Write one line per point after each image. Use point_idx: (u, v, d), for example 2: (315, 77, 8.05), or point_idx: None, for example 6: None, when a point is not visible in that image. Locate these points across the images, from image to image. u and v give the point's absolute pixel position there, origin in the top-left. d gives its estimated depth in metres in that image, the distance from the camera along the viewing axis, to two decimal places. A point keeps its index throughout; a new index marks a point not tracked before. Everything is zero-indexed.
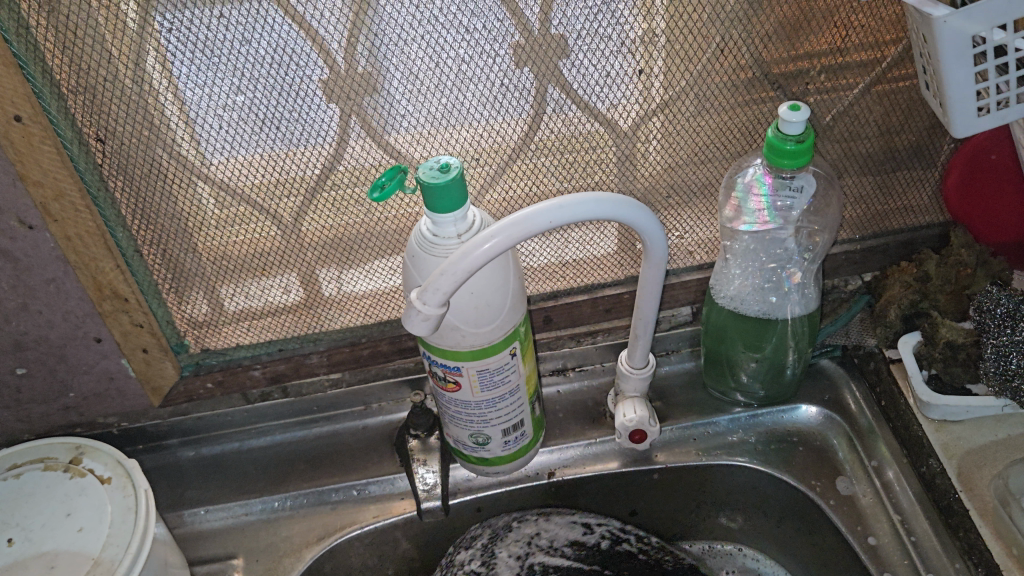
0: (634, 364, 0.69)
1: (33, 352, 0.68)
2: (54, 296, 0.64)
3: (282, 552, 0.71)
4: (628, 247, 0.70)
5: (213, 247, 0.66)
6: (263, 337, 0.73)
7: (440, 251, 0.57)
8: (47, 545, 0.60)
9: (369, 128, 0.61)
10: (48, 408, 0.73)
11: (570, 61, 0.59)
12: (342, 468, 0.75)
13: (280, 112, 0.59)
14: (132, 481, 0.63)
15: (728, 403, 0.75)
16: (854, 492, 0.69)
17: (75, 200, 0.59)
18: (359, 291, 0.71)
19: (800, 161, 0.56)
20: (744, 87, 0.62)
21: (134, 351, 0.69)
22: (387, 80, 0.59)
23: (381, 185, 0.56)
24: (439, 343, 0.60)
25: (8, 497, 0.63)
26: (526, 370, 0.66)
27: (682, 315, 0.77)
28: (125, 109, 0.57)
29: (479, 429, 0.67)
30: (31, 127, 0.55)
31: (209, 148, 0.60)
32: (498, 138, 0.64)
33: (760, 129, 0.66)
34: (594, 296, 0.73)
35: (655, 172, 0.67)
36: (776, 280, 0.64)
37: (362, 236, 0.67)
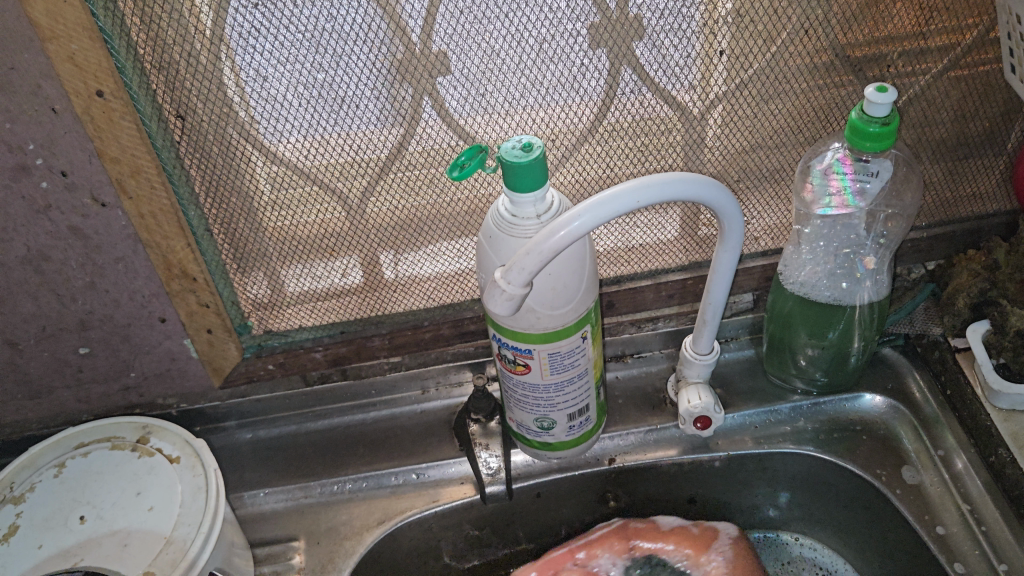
0: (699, 350, 0.69)
1: (98, 331, 0.68)
2: (122, 275, 0.64)
3: (343, 535, 0.70)
4: (694, 232, 0.70)
5: (282, 227, 0.65)
6: (326, 320, 0.72)
7: (519, 232, 0.57)
8: (119, 524, 0.60)
9: (444, 108, 0.61)
10: (109, 388, 0.73)
11: (650, 42, 0.59)
12: (401, 452, 0.75)
13: (356, 91, 0.59)
14: (201, 460, 0.62)
15: (789, 391, 0.75)
16: (921, 480, 0.69)
17: (151, 177, 0.59)
18: (423, 274, 0.71)
19: (884, 144, 0.56)
20: (822, 70, 0.62)
21: (199, 332, 0.69)
22: (465, 59, 0.59)
23: (461, 164, 0.55)
24: (512, 325, 0.60)
25: (77, 475, 0.63)
26: (594, 354, 0.65)
27: (744, 302, 0.76)
28: (204, 88, 0.56)
29: (545, 413, 0.66)
30: (112, 103, 0.55)
31: (284, 127, 0.59)
32: (571, 120, 0.63)
33: (835, 114, 0.65)
34: (657, 282, 0.72)
35: (726, 157, 0.67)
36: (849, 266, 0.64)
37: (430, 218, 0.67)
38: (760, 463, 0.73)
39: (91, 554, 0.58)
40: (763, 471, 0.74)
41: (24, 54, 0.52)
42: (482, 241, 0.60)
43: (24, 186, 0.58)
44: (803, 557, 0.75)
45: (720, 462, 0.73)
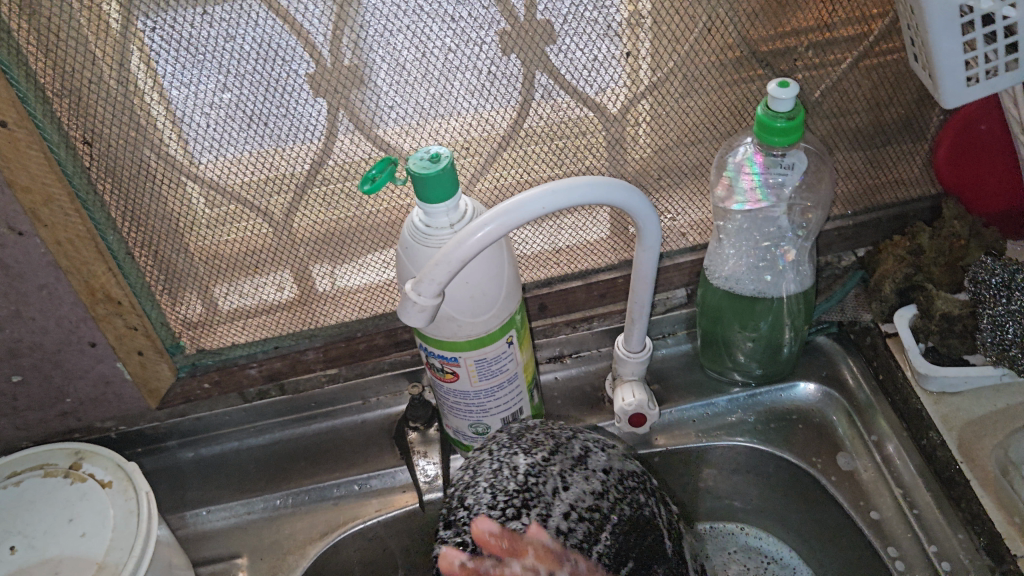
0: (631, 348, 0.69)
1: (28, 359, 0.68)
2: (47, 302, 0.64)
3: (287, 549, 0.71)
4: (620, 231, 0.70)
5: (205, 247, 0.65)
6: (258, 335, 0.72)
7: (433, 242, 0.57)
8: (51, 551, 0.60)
9: (358, 121, 0.61)
10: (45, 415, 0.73)
11: (558, 46, 0.59)
12: (342, 464, 0.75)
13: (266, 108, 0.59)
14: (133, 484, 0.63)
15: (727, 383, 0.75)
16: (855, 467, 0.69)
17: (64, 204, 0.59)
18: (353, 285, 0.71)
19: (791, 138, 0.57)
20: (732, 66, 0.62)
21: (130, 354, 0.68)
22: (375, 73, 0.59)
23: (371, 178, 0.56)
24: (436, 335, 0.60)
25: (9, 505, 0.63)
26: (523, 358, 0.66)
27: (677, 298, 0.76)
28: (111, 112, 0.56)
29: (478, 419, 0.67)
30: (16, 132, 0.54)
31: (196, 147, 0.60)
32: (488, 126, 0.64)
33: (749, 108, 0.66)
34: (588, 282, 0.72)
35: (646, 155, 0.67)
36: (770, 258, 0.65)
37: (354, 230, 0.67)
38: (698, 457, 0.73)
39: None
40: (704, 465, 0.74)
41: None
42: (400, 253, 0.60)
43: None
44: (748, 546, 0.74)
45: (659, 458, 0.73)
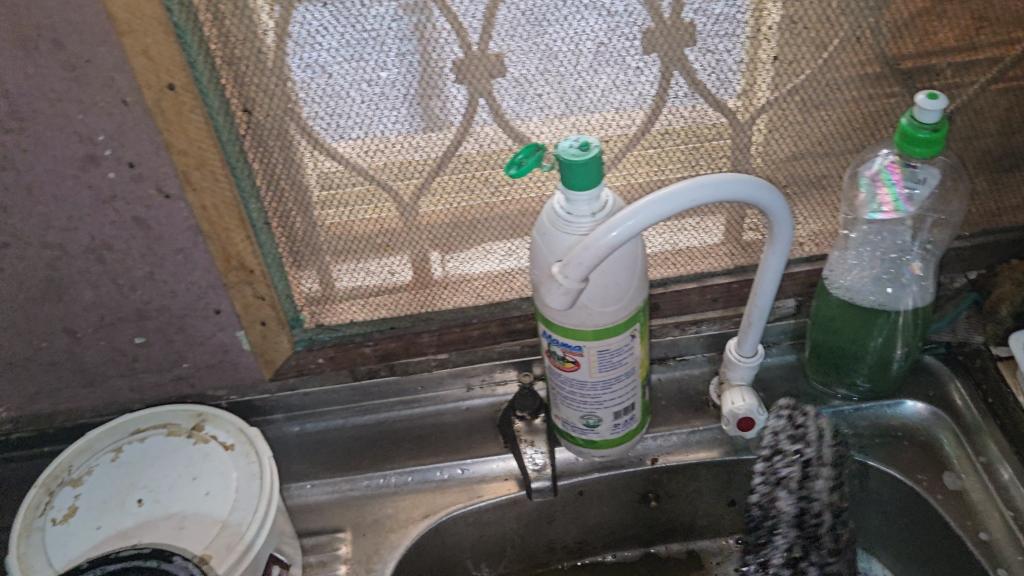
0: (743, 352, 0.70)
1: (154, 321, 0.70)
2: (181, 266, 0.66)
3: (388, 528, 0.71)
4: (741, 236, 0.71)
5: (340, 222, 0.67)
6: (376, 315, 0.73)
7: (574, 230, 0.58)
8: (175, 507, 0.61)
9: (499, 111, 0.63)
10: (160, 378, 0.75)
11: (700, 48, 0.61)
12: (445, 448, 0.76)
13: (417, 90, 0.61)
14: (255, 448, 0.64)
15: (830, 396, 0.76)
16: (962, 487, 0.69)
17: (216, 170, 0.61)
18: (473, 272, 0.72)
19: (932, 149, 0.57)
20: (871, 79, 0.63)
21: (252, 324, 0.70)
22: (527, 62, 0.61)
23: (517, 162, 0.57)
24: (563, 321, 0.61)
25: (133, 460, 0.65)
26: (641, 353, 0.66)
27: (787, 307, 0.77)
28: (268, 83, 0.59)
29: (591, 410, 0.67)
30: (182, 96, 0.57)
31: (343, 123, 0.61)
32: (625, 123, 0.65)
33: (884, 122, 0.66)
34: (703, 284, 0.73)
35: (773, 162, 0.68)
36: (895, 271, 0.66)
37: (483, 218, 0.68)
38: None
39: (149, 535, 0.60)
40: None
41: (100, 47, 0.53)
42: (536, 238, 0.61)
43: (92, 176, 0.60)
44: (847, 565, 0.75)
45: None
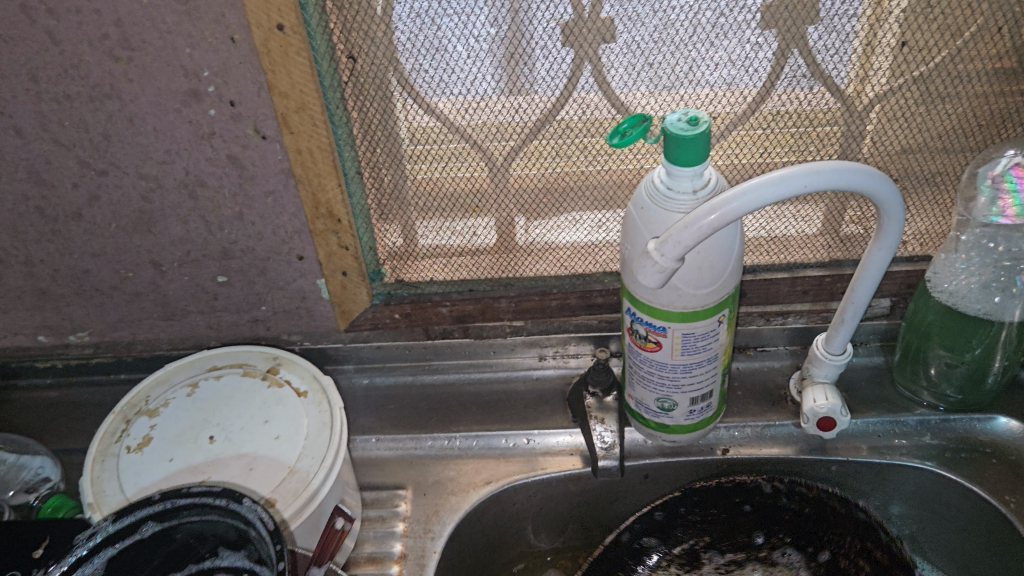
0: (831, 349, 0.67)
1: (237, 261, 0.70)
2: (270, 209, 0.66)
3: (450, 490, 0.71)
4: (842, 229, 0.68)
5: (431, 179, 0.66)
6: (456, 276, 0.73)
7: (674, 207, 0.56)
8: (246, 448, 0.62)
9: (603, 79, 0.61)
10: (238, 318, 0.75)
11: (823, 27, 0.58)
12: (512, 416, 0.75)
13: (521, 50, 0.59)
14: (327, 397, 0.64)
15: (917, 403, 0.73)
16: None
17: (314, 115, 0.60)
18: (559, 241, 0.70)
19: None
20: (1005, 73, 0.59)
21: (334, 273, 0.70)
22: (641, 29, 0.59)
23: (621, 132, 0.55)
24: (651, 300, 0.59)
25: (208, 396, 0.66)
26: (726, 340, 0.64)
27: (880, 307, 0.74)
28: (374, 30, 0.57)
29: (668, 393, 0.65)
30: (290, 37, 0.56)
31: (444, 78, 0.60)
32: (734, 100, 0.62)
33: (1013, 121, 0.62)
34: (794, 275, 0.70)
35: (886, 154, 0.65)
36: (1006, 280, 0.62)
37: (576, 187, 0.67)
38: (877, 473, 0.70)
39: (219, 472, 0.60)
40: (881, 482, 0.71)
41: None
42: (632, 212, 0.59)
43: (193, 111, 0.60)
44: None
45: (836, 467, 0.70)
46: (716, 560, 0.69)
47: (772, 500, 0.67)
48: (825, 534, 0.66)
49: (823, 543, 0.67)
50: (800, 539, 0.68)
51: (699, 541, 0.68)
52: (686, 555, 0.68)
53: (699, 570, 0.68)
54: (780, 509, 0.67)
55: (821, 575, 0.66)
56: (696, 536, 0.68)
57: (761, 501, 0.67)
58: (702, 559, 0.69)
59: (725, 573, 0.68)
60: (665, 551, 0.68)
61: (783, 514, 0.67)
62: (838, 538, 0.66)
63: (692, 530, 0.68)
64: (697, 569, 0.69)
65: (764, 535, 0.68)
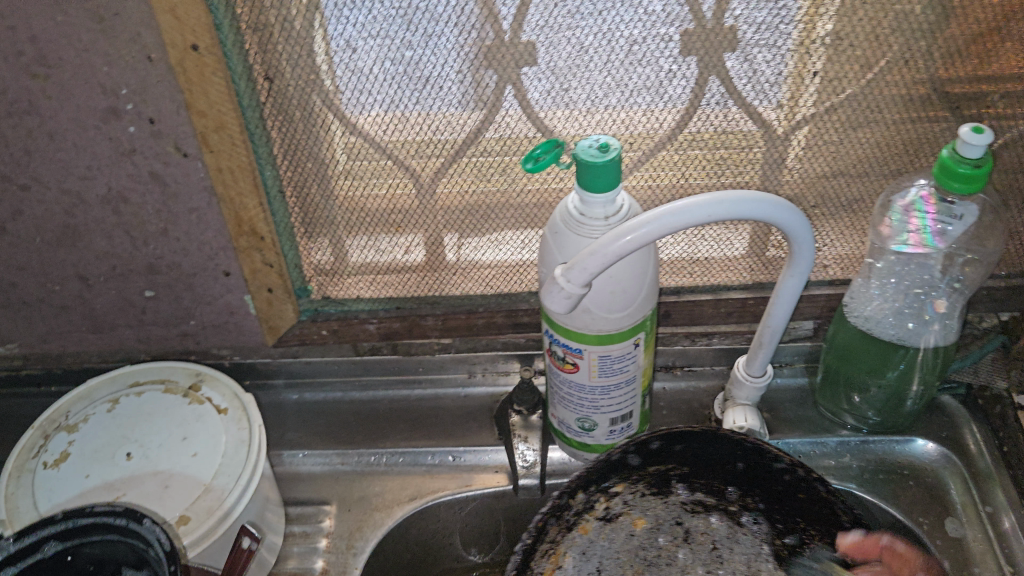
0: (751, 371, 0.68)
1: (164, 276, 0.70)
2: (194, 226, 0.66)
3: (374, 506, 0.72)
4: (763, 252, 0.68)
5: (353, 197, 0.66)
6: (383, 293, 0.73)
7: (585, 231, 0.56)
8: (163, 465, 0.62)
9: (526, 100, 0.61)
10: (167, 332, 0.75)
11: (740, 54, 0.58)
12: (439, 432, 0.76)
13: (439, 71, 0.59)
14: (247, 415, 0.64)
15: (839, 425, 0.74)
16: (963, 535, 0.67)
17: (234, 135, 0.60)
18: (483, 260, 0.71)
19: (972, 187, 0.54)
20: (918, 104, 0.60)
21: (259, 289, 0.70)
22: (557, 54, 0.59)
23: (535, 157, 0.55)
24: (567, 323, 0.60)
25: (128, 412, 0.66)
26: (645, 362, 0.64)
27: (804, 329, 0.75)
28: (292, 52, 0.57)
29: (588, 414, 0.66)
30: (205, 57, 0.56)
31: (364, 99, 0.60)
32: (654, 124, 0.62)
33: (927, 151, 0.63)
34: (718, 297, 0.71)
35: (805, 180, 0.65)
36: (918, 306, 0.63)
37: (498, 206, 0.67)
38: None
39: (133, 490, 0.60)
40: None
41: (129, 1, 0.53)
42: (547, 235, 0.59)
43: (113, 128, 0.60)
44: None
45: None
46: (685, 496, 0.62)
47: (776, 476, 0.59)
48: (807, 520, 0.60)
49: (798, 529, 0.60)
50: (776, 514, 0.61)
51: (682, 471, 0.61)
52: (659, 481, 0.61)
53: (664, 496, 0.62)
54: (779, 482, 0.59)
55: (781, 559, 0.60)
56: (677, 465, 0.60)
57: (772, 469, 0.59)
58: (673, 488, 0.61)
59: (688, 512, 0.62)
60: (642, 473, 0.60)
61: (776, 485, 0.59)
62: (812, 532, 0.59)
63: (682, 461, 0.60)
64: (664, 496, 0.62)
65: (739, 492, 0.61)
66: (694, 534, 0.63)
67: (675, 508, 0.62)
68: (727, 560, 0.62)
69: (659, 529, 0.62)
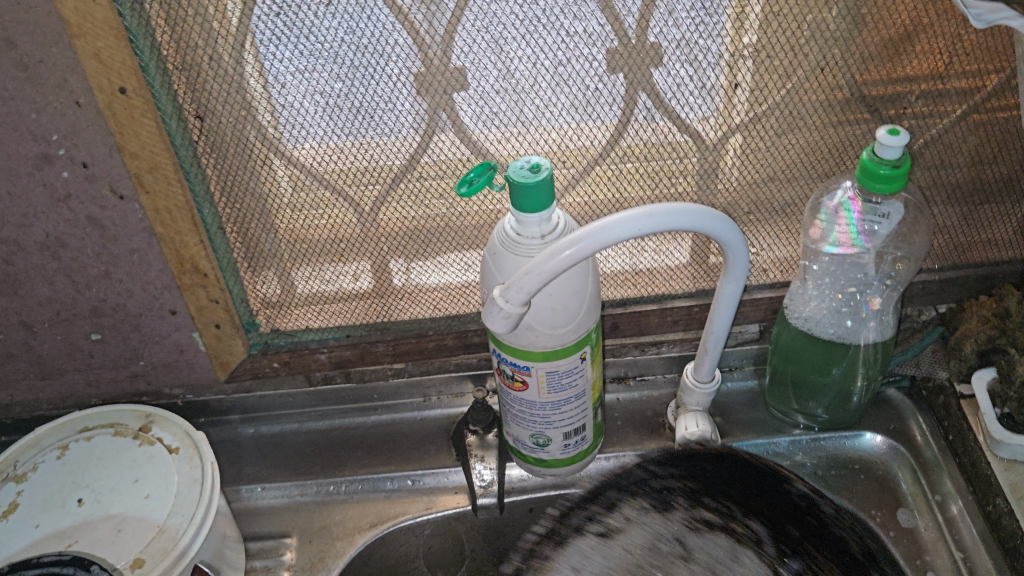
0: (699, 378, 0.69)
1: (109, 319, 0.70)
2: (136, 266, 0.66)
3: (335, 535, 0.72)
4: (703, 260, 0.70)
5: (294, 229, 0.66)
6: (332, 322, 0.73)
7: (522, 251, 0.57)
8: (115, 509, 0.61)
9: (459, 123, 0.61)
10: (117, 374, 0.75)
11: (665, 70, 0.59)
12: (398, 457, 0.76)
13: (369, 101, 0.59)
14: (199, 453, 0.64)
15: (790, 424, 0.75)
16: (915, 524, 0.69)
17: (168, 174, 0.60)
18: (430, 283, 0.71)
19: (893, 187, 0.56)
20: (839, 108, 0.62)
21: (207, 326, 0.70)
22: (484, 78, 0.59)
23: (468, 181, 0.56)
24: (512, 342, 0.60)
25: (78, 458, 0.65)
26: (593, 375, 0.65)
27: (749, 332, 0.76)
28: (221, 89, 0.57)
29: (541, 430, 0.67)
30: (134, 99, 0.56)
31: (299, 132, 0.60)
32: (585, 141, 0.63)
33: (853, 152, 0.65)
34: (663, 307, 0.72)
35: (738, 188, 0.67)
36: (854, 304, 0.65)
37: (440, 230, 0.68)
38: None
39: (85, 537, 0.60)
40: None
41: (53, 48, 0.53)
42: (487, 257, 0.60)
43: (46, 174, 0.60)
44: None
45: None
46: (688, 509, 0.58)
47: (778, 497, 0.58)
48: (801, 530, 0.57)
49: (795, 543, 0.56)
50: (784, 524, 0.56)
51: (687, 484, 0.59)
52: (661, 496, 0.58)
53: (666, 514, 0.57)
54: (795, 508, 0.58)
55: None
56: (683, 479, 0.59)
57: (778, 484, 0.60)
58: (676, 502, 0.58)
59: (692, 530, 0.57)
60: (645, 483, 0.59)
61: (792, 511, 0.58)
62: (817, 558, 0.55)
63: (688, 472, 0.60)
64: (664, 511, 0.58)
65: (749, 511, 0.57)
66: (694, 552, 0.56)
67: (676, 525, 0.57)
68: None
69: (658, 548, 0.56)
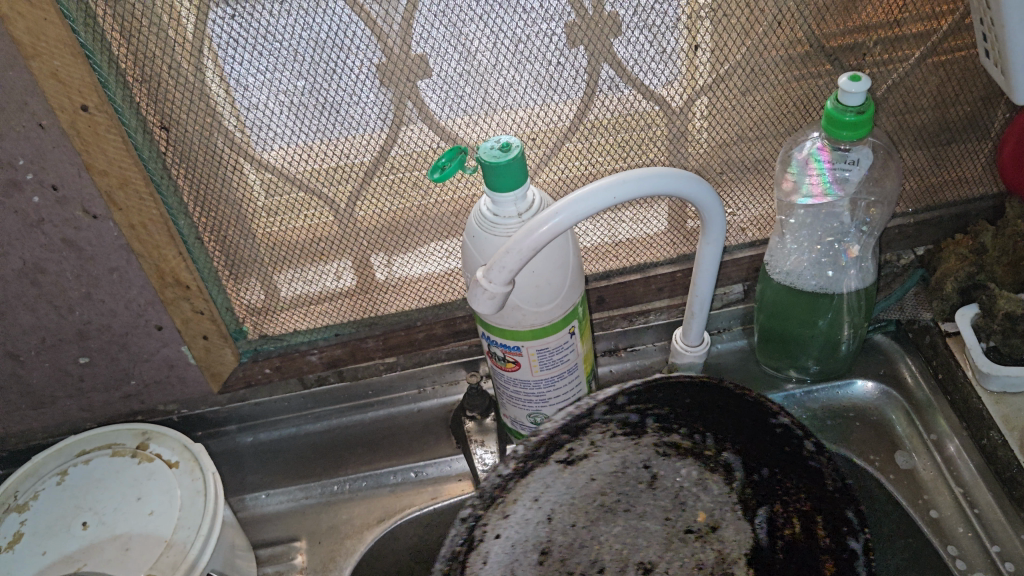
0: (689, 342, 0.70)
1: (96, 341, 0.70)
2: (117, 285, 0.66)
3: (343, 534, 0.72)
4: (681, 225, 0.70)
5: (272, 233, 0.66)
6: (319, 322, 0.74)
7: (501, 231, 0.57)
8: (120, 528, 0.62)
9: (427, 112, 0.61)
10: (110, 396, 0.75)
11: (625, 39, 0.59)
12: (399, 450, 0.77)
13: (332, 96, 0.59)
14: (199, 464, 0.64)
15: (783, 379, 0.77)
16: (914, 465, 0.71)
17: (139, 188, 0.60)
18: (413, 274, 0.72)
19: (859, 132, 0.56)
20: (800, 61, 0.62)
21: (195, 338, 0.70)
22: (446, 63, 0.59)
23: (441, 166, 0.55)
24: (499, 323, 0.60)
25: (78, 482, 0.65)
26: (583, 349, 0.66)
27: (734, 294, 0.78)
28: (184, 97, 0.57)
29: (537, 409, 0.67)
30: (96, 116, 0.55)
31: (267, 134, 0.60)
32: (553, 117, 0.64)
33: (818, 103, 0.65)
34: (646, 275, 0.73)
35: (709, 149, 0.67)
36: (833, 254, 0.66)
37: (418, 220, 0.68)
38: None
39: (94, 559, 0.60)
40: None
41: (10, 71, 0.52)
42: (467, 241, 0.60)
43: (17, 201, 0.59)
44: None
45: None
46: (662, 437, 0.59)
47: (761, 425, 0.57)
48: (794, 476, 0.58)
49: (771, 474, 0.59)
50: (770, 462, 0.59)
51: (662, 413, 0.58)
52: (636, 422, 0.58)
53: (637, 439, 0.59)
54: (778, 443, 0.58)
55: (747, 506, 0.60)
56: (656, 405, 0.58)
57: (758, 421, 0.57)
58: (646, 429, 0.59)
59: (662, 455, 0.60)
60: (621, 412, 0.57)
61: (782, 449, 0.58)
62: (789, 490, 0.59)
63: (683, 414, 0.59)
64: (636, 437, 0.59)
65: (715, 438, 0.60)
66: (660, 478, 0.60)
67: (648, 448, 0.59)
68: (691, 506, 0.61)
69: (625, 472, 0.59)
